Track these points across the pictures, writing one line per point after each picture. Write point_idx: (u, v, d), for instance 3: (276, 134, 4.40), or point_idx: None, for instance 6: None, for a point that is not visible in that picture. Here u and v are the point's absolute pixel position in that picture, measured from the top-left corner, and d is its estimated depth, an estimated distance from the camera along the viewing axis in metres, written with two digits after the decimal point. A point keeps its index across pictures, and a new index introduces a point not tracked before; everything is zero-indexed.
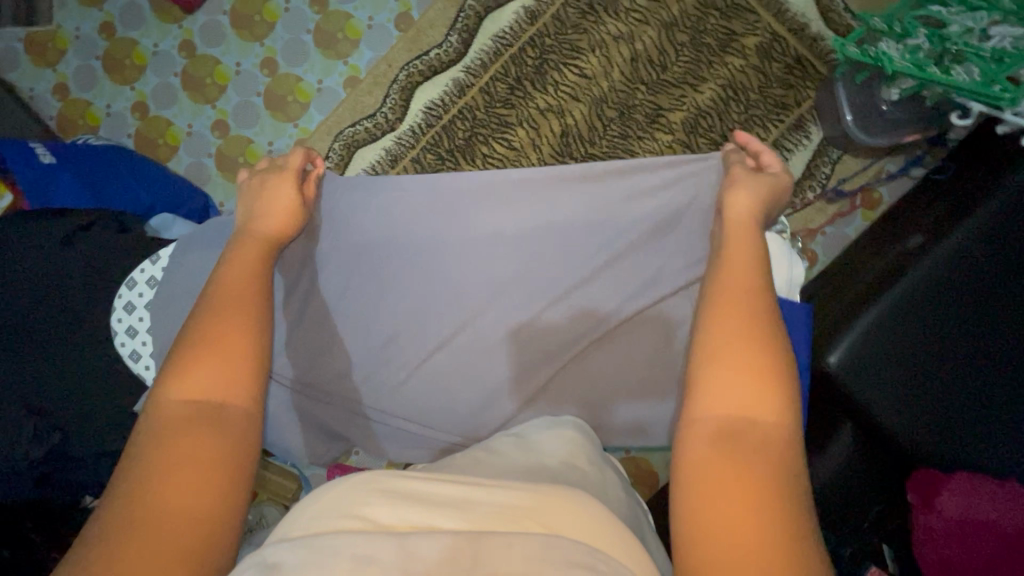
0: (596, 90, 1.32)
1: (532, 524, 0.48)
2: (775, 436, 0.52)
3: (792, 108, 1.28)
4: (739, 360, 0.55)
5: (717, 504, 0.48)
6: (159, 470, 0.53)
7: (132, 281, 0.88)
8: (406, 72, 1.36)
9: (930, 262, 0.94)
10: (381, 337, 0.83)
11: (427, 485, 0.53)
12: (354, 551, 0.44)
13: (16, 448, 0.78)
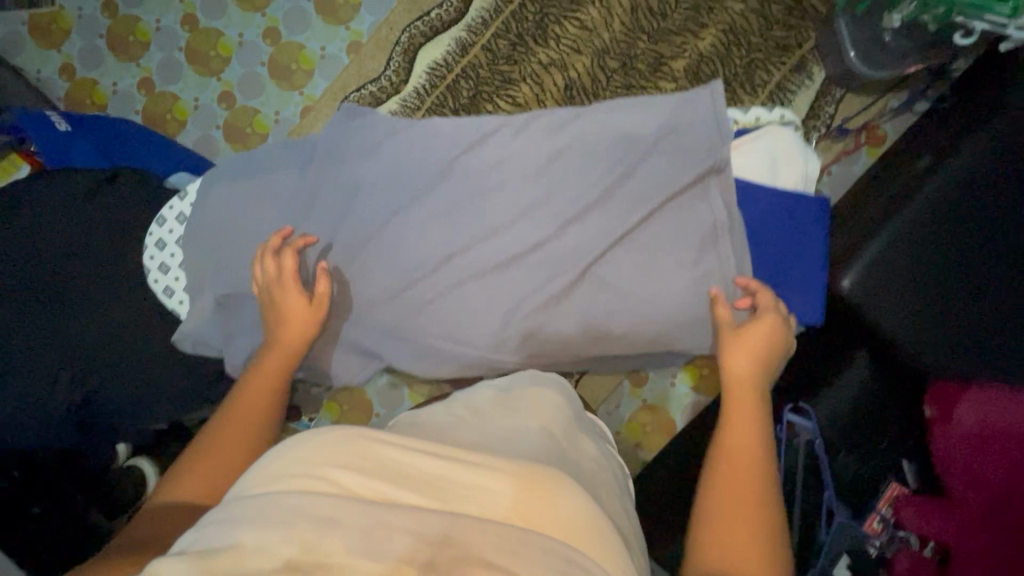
0: (597, 42, 1.32)
1: (510, 517, 0.49)
2: (768, 568, 0.55)
3: (793, 50, 1.28)
4: (744, 491, 0.60)
5: (729, 536, 0.57)
6: (194, 462, 0.66)
7: (161, 218, 0.85)
8: (408, 34, 1.37)
9: (939, 183, 0.92)
10: (378, 273, 0.74)
11: (404, 455, 0.52)
12: (318, 513, 0.45)
13: (56, 390, 0.81)
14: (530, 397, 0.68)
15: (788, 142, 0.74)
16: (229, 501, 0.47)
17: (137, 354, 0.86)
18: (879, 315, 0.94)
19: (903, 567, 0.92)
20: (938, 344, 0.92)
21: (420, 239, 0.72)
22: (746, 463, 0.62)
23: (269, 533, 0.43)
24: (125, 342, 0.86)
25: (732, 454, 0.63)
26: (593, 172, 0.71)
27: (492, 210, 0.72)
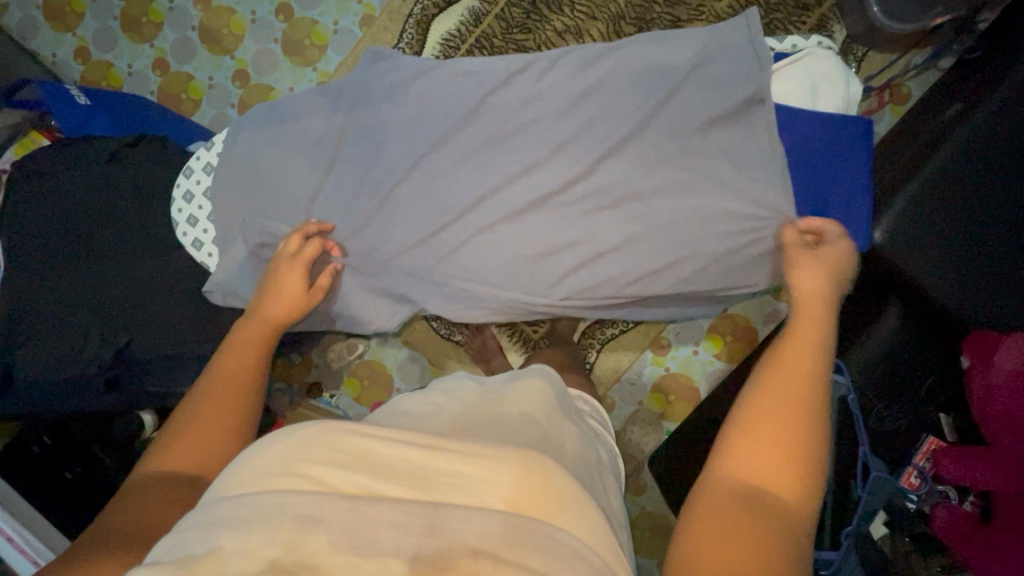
0: (612, 7, 1.30)
1: (492, 500, 0.47)
2: (790, 517, 0.49)
3: (813, 9, 1.27)
4: (777, 428, 0.53)
5: (757, 454, 0.52)
6: (161, 455, 0.59)
7: (189, 170, 0.88)
8: (421, 5, 1.36)
9: (971, 128, 0.91)
10: (404, 224, 0.77)
11: (387, 446, 0.50)
12: (299, 512, 0.44)
13: (88, 347, 0.82)
14: (509, 392, 0.66)
15: (828, 67, 0.77)
16: (211, 504, 0.47)
17: (163, 312, 0.85)
18: (906, 260, 0.94)
19: (942, 522, 0.88)
20: (963, 282, 0.91)
21: (446, 184, 0.75)
22: (800, 381, 0.55)
23: (251, 536, 0.43)
24: (151, 302, 0.85)
25: (783, 369, 0.56)
26: (631, 107, 0.71)
27: (512, 156, 0.74)
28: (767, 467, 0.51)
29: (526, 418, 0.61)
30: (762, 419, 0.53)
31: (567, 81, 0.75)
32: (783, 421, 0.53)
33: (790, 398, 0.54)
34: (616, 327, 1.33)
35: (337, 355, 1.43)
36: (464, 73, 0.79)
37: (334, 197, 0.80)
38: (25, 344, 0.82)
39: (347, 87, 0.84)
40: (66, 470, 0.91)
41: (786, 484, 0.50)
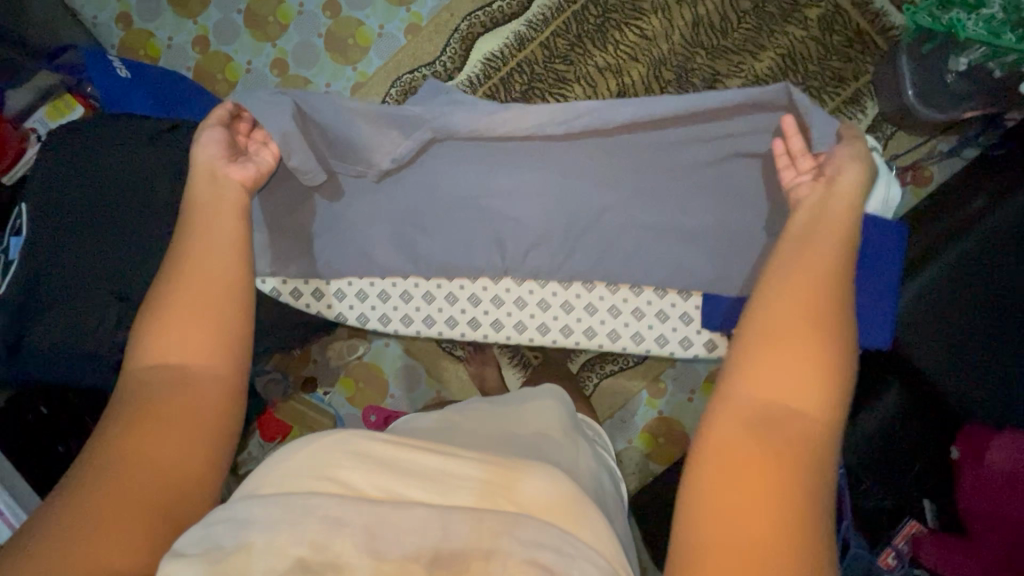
0: (655, 52, 1.33)
1: (505, 502, 0.51)
2: (811, 429, 0.53)
3: (849, 82, 1.30)
4: (796, 347, 0.56)
5: (779, 376, 0.55)
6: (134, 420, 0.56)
7: None
8: (468, 22, 1.37)
9: (1002, 217, 0.92)
10: (467, 180, 0.91)
11: (407, 452, 0.55)
12: (328, 515, 0.48)
13: (103, 325, 0.83)
14: (525, 412, 0.77)
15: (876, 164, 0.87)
16: (240, 501, 0.50)
17: None
18: (925, 335, 0.94)
19: None
20: (973, 368, 0.92)
21: (516, 152, 0.86)
22: (807, 309, 0.58)
23: (280, 535, 0.47)
24: None
25: (796, 283, 0.59)
26: (684, 159, 0.85)
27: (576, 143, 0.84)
28: (788, 381, 0.55)
29: (538, 436, 0.71)
30: (778, 324, 0.57)
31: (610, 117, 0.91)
32: (801, 338, 0.56)
33: (812, 296, 0.58)
34: (616, 364, 1.37)
35: (337, 354, 1.43)
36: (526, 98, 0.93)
37: (405, 120, 0.84)
38: (44, 312, 0.83)
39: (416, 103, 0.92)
40: (61, 443, 0.91)
41: (807, 409, 0.54)
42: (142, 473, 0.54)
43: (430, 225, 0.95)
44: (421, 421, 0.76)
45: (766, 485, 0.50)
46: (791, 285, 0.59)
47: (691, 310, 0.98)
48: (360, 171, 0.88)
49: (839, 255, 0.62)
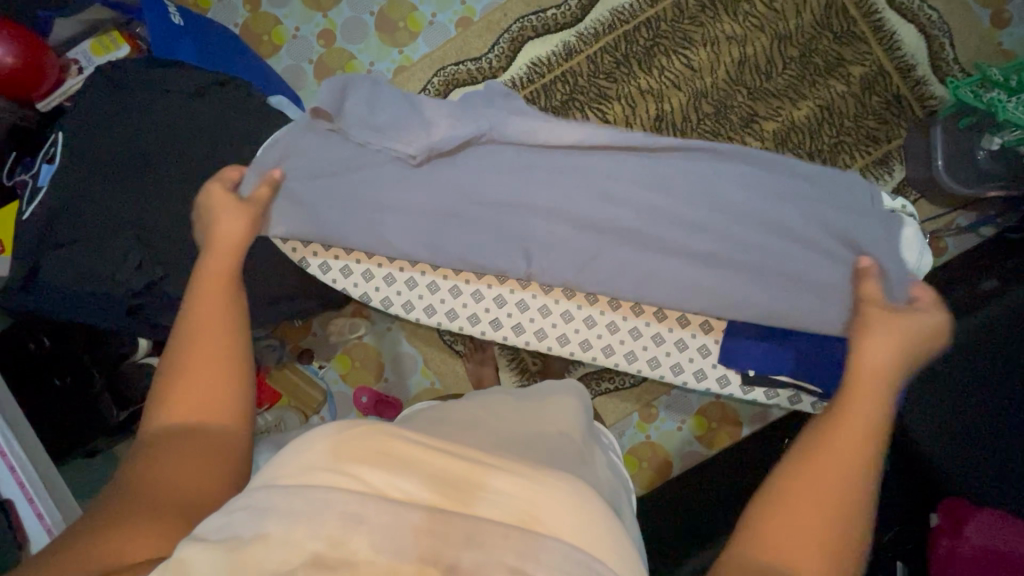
0: (698, 83, 1.34)
1: (532, 522, 0.51)
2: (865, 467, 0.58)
3: (881, 143, 1.32)
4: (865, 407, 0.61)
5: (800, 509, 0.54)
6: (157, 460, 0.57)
7: (280, 135, 0.90)
8: (520, 24, 1.38)
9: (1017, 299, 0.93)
10: (510, 177, 0.86)
11: (428, 455, 0.56)
12: (344, 510, 0.48)
13: (123, 271, 0.83)
14: (548, 412, 0.84)
15: (911, 231, 0.93)
16: (260, 490, 0.51)
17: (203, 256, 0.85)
18: (936, 395, 0.96)
19: None
20: (958, 441, 0.95)
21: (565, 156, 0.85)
22: (848, 450, 0.58)
23: (295, 529, 0.47)
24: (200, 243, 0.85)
25: (844, 418, 0.60)
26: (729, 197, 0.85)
27: (634, 162, 0.84)
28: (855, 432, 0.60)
29: (562, 437, 0.77)
30: (817, 457, 0.58)
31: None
32: (831, 471, 0.56)
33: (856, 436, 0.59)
34: (612, 383, 1.38)
35: (337, 330, 1.44)
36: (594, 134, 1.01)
37: (466, 111, 0.85)
38: (64, 246, 0.83)
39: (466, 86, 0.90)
40: (56, 377, 0.93)
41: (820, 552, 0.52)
42: (156, 494, 0.55)
43: (467, 228, 0.90)
44: (437, 422, 0.77)
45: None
46: (837, 418, 0.60)
47: (710, 343, 0.99)
48: (402, 146, 0.83)
49: (886, 400, 0.63)
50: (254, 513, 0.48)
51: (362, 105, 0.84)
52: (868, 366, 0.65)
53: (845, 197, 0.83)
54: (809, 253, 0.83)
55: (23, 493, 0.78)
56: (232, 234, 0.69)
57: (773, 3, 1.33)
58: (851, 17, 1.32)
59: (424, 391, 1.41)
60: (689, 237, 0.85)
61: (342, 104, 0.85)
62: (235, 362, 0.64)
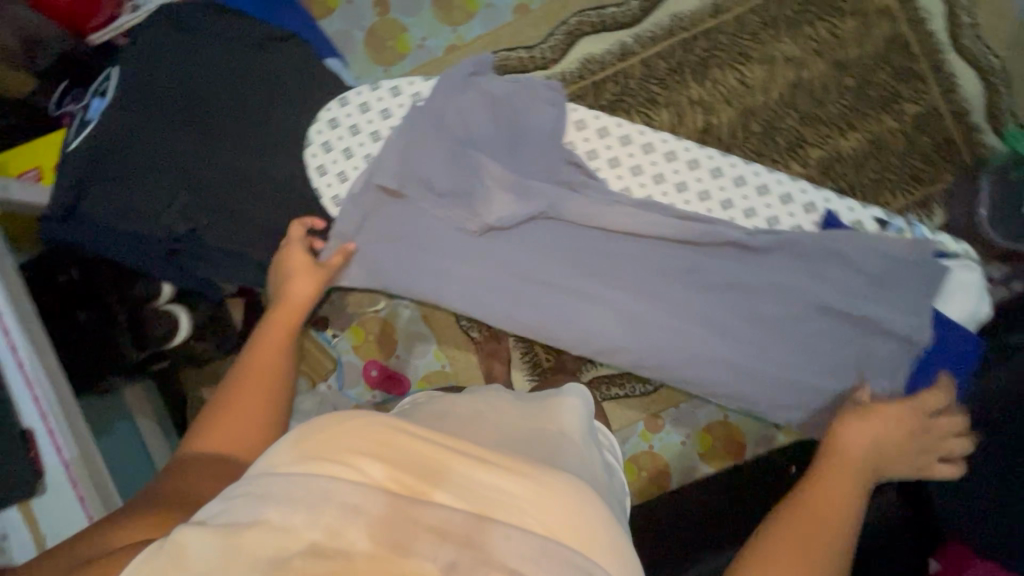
0: (750, 101, 1.32)
1: (535, 524, 0.52)
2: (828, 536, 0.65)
3: (927, 184, 1.29)
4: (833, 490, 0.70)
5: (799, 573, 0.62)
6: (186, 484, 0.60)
7: (345, 100, 0.90)
8: (578, 18, 1.37)
9: None
10: (560, 252, 0.87)
11: (429, 446, 0.57)
12: (345, 501, 0.49)
13: (166, 214, 0.82)
14: (549, 406, 0.78)
15: (968, 277, 0.98)
16: (259, 479, 0.51)
17: (244, 209, 0.85)
18: None
19: None
20: None
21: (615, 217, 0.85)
22: (827, 524, 0.66)
23: (295, 515, 0.47)
24: (242, 197, 0.85)
25: (822, 495, 0.69)
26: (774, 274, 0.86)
27: (698, 232, 0.85)
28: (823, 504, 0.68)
29: (562, 436, 0.73)
30: (800, 528, 0.66)
31: (735, 189, 0.90)
32: (817, 538, 0.65)
33: (837, 508, 0.68)
34: (623, 389, 1.37)
35: (355, 302, 1.43)
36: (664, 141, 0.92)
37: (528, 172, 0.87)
38: (109, 181, 0.82)
39: (531, 109, 0.90)
40: (80, 313, 0.96)
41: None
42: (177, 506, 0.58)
43: (522, 264, 0.87)
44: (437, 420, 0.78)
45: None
46: (812, 496, 0.69)
47: None
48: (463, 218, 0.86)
49: (860, 486, 0.71)
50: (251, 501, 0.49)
51: (432, 126, 0.87)
52: (849, 448, 0.73)
53: (897, 307, 0.84)
54: (840, 346, 0.85)
55: (43, 424, 0.70)
56: (300, 299, 0.76)
57: (836, 29, 1.31)
58: (911, 55, 1.30)
59: (433, 374, 1.41)
60: (721, 298, 0.86)
61: (408, 122, 0.87)
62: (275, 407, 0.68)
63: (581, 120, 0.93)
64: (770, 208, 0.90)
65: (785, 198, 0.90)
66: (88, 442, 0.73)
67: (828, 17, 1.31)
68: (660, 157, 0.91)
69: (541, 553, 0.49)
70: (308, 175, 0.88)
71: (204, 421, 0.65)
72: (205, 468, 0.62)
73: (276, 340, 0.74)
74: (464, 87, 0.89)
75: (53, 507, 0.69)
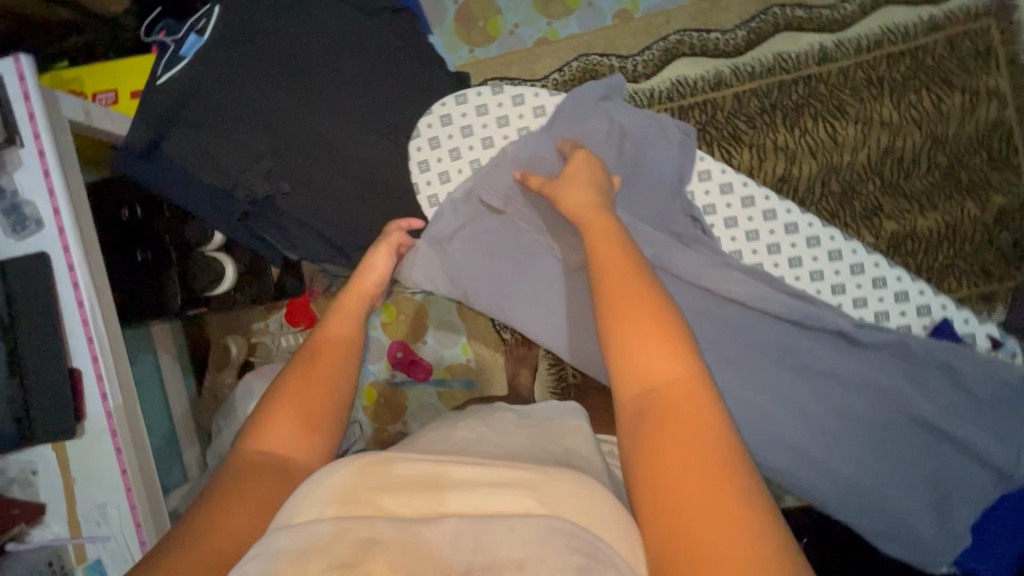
0: (836, 158, 1.26)
1: (534, 505, 0.46)
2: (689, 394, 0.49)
3: (994, 280, 1.24)
4: (662, 337, 0.51)
5: (649, 359, 0.51)
6: (225, 496, 0.56)
7: (462, 97, 0.86)
8: (679, 37, 1.33)
9: None
10: None
11: (454, 470, 0.52)
12: (359, 536, 0.43)
13: (249, 171, 0.82)
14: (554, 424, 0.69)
15: None
16: (277, 531, 0.46)
17: (326, 179, 0.85)
18: None
19: None
20: None
21: (722, 281, 0.78)
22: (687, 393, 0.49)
23: (310, 562, 0.42)
24: (324, 165, 0.84)
25: (618, 294, 0.55)
26: (878, 363, 0.74)
27: (792, 304, 0.76)
28: (657, 357, 0.51)
29: (569, 454, 0.62)
30: (618, 328, 0.53)
31: (850, 276, 0.80)
32: (656, 330, 0.52)
33: (644, 311, 0.53)
34: None
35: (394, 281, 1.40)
36: (787, 210, 0.82)
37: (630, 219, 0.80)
38: (201, 125, 0.82)
39: (649, 145, 0.84)
40: (136, 250, 0.96)
41: (670, 364, 0.50)
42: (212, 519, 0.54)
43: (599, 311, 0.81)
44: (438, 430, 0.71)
45: (709, 464, 0.44)
46: (617, 296, 0.55)
47: None
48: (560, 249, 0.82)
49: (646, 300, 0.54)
50: (262, 558, 0.43)
51: (554, 148, 0.83)
52: (596, 244, 0.61)
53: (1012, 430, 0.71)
54: (930, 458, 0.72)
55: (93, 367, 0.69)
56: (363, 293, 0.74)
57: (941, 102, 1.25)
58: (1013, 145, 1.23)
59: (457, 366, 1.39)
60: (808, 378, 0.76)
61: (525, 141, 0.83)
62: (329, 415, 0.65)
63: (706, 171, 0.84)
64: (882, 303, 0.80)
65: (899, 296, 0.80)
66: (131, 396, 0.73)
67: (935, 87, 1.25)
68: (780, 226, 0.82)
69: (545, 537, 0.42)
70: (407, 168, 0.86)
71: (264, 418, 0.63)
72: (265, 470, 0.59)
73: (336, 340, 0.71)
74: (592, 114, 0.85)
75: (82, 446, 0.68)
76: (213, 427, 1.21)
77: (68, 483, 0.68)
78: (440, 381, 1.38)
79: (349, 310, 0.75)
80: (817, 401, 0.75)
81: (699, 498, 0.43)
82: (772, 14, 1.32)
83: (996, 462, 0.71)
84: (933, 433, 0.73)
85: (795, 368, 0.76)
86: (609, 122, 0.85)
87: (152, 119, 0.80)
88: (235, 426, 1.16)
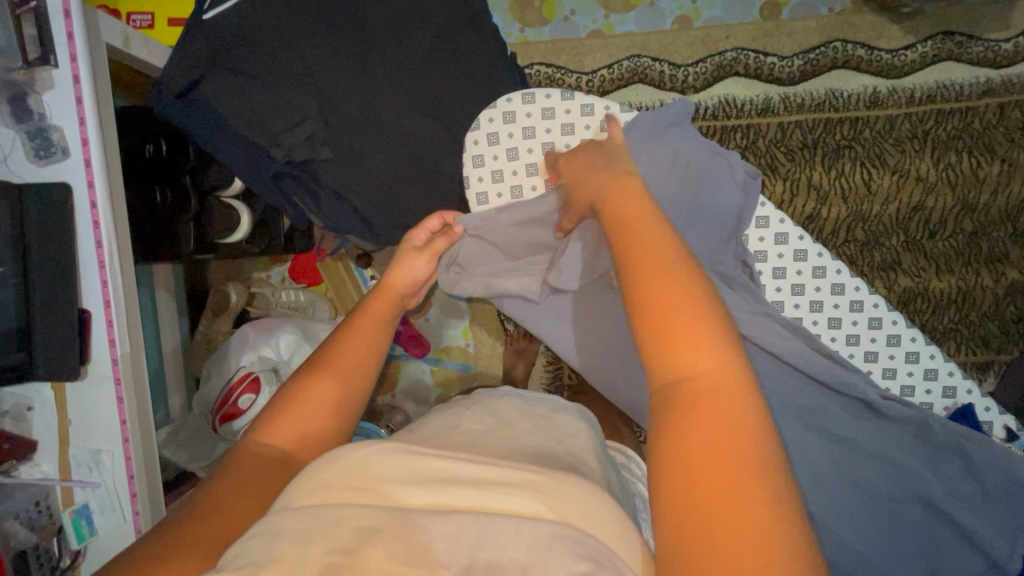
0: (865, 206, 1.25)
1: (544, 511, 0.44)
2: (723, 386, 0.42)
3: (990, 351, 1.25)
4: (679, 314, 0.44)
5: (681, 351, 0.43)
6: (224, 489, 0.55)
7: (530, 97, 0.85)
8: (736, 54, 1.30)
9: None
10: None
11: (454, 465, 0.49)
12: (360, 524, 0.42)
13: (290, 135, 0.84)
14: (558, 425, 0.67)
15: None
16: (275, 514, 0.44)
17: (367, 154, 0.87)
18: None
19: None
20: None
21: (764, 334, 0.77)
22: (720, 398, 0.41)
23: (311, 545, 0.40)
24: (368, 140, 0.87)
25: (648, 271, 0.46)
26: (887, 429, 0.76)
27: (824, 365, 0.77)
28: (684, 339, 0.43)
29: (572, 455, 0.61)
30: (648, 309, 0.45)
31: (884, 346, 0.82)
32: (694, 324, 0.43)
33: (679, 295, 0.44)
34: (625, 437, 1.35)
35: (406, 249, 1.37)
36: (837, 271, 0.82)
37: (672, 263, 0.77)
38: (250, 79, 0.83)
39: (715, 182, 0.82)
40: (158, 191, 0.92)
41: (703, 351, 0.43)
42: (208, 512, 0.53)
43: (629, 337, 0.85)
44: (444, 416, 0.69)
45: (733, 466, 0.38)
46: (644, 286, 0.45)
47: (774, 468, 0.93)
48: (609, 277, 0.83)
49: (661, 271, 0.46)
50: (266, 535, 0.42)
51: None
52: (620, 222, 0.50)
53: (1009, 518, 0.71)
54: (925, 529, 0.73)
55: (104, 312, 0.70)
56: (391, 297, 0.73)
57: (979, 168, 1.23)
58: None
59: (454, 348, 1.38)
60: (808, 430, 0.77)
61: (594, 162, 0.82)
62: (335, 418, 0.63)
63: (764, 218, 0.83)
64: (910, 376, 0.82)
65: (928, 371, 0.82)
66: (136, 346, 0.74)
67: (977, 152, 1.23)
68: (827, 284, 0.82)
69: (551, 541, 0.40)
70: (464, 162, 0.87)
71: (277, 405, 0.62)
72: (269, 463, 0.57)
73: (356, 339, 0.69)
74: (662, 137, 0.83)
75: (91, 388, 0.71)
76: (202, 371, 1.19)
77: (63, 421, 0.71)
78: (435, 360, 1.38)
79: (374, 311, 0.73)
80: (812, 445, 0.76)
81: (720, 511, 0.37)
82: (832, 47, 1.29)
83: (986, 547, 0.70)
84: (933, 518, 0.73)
85: (812, 427, 0.77)
86: (678, 147, 0.83)
87: (193, 60, 0.80)
88: (224, 375, 1.14)
